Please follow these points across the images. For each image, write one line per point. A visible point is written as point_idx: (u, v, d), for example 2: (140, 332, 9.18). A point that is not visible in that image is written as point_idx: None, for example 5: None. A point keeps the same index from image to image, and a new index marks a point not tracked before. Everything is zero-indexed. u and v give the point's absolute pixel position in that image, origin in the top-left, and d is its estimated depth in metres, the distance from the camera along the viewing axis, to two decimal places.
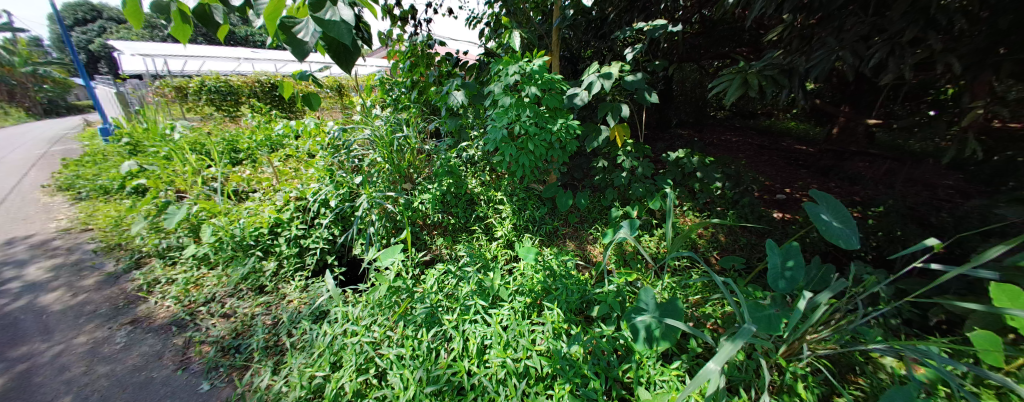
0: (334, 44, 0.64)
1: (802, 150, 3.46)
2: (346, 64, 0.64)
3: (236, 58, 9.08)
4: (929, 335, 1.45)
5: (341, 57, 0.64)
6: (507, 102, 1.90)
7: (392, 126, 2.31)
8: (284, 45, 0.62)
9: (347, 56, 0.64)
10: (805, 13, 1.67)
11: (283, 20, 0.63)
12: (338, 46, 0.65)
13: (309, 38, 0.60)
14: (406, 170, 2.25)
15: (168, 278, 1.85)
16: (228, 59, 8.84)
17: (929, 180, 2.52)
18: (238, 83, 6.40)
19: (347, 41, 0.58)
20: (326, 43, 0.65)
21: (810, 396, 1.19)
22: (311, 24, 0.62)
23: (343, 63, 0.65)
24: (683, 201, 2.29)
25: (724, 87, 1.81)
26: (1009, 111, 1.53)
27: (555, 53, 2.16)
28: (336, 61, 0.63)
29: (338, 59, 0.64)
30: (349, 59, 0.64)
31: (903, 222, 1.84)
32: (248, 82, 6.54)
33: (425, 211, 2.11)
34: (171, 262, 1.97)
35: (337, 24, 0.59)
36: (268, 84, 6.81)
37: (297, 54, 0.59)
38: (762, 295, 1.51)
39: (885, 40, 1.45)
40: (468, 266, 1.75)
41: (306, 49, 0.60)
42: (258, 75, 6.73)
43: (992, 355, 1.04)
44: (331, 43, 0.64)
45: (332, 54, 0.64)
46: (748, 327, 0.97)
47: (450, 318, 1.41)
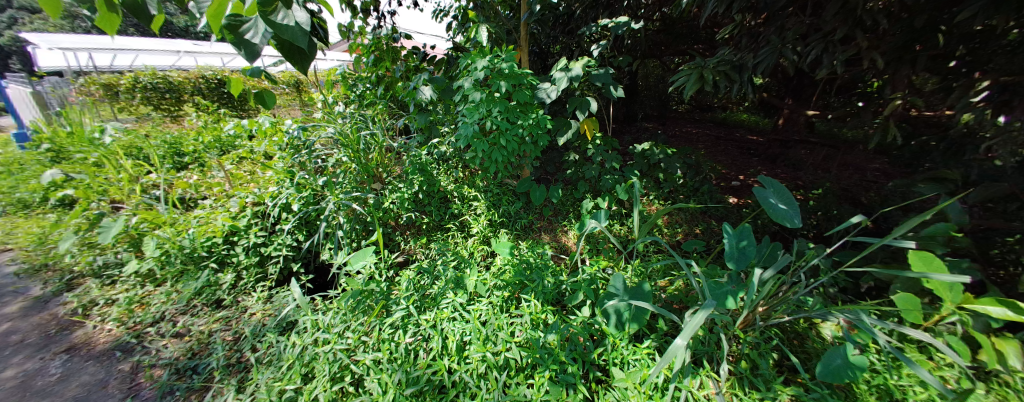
0: (283, 42, 0.65)
1: (753, 140, 3.75)
2: (297, 63, 0.67)
3: (175, 51, 8.21)
4: (861, 300, 1.65)
5: (295, 58, 0.65)
6: (477, 98, 1.89)
7: (357, 124, 2.23)
8: (229, 44, 0.58)
9: (301, 57, 0.67)
10: (752, 13, 1.80)
11: (228, 19, 0.59)
12: (288, 44, 0.66)
13: (258, 38, 0.59)
14: (374, 169, 2.17)
15: (107, 299, 1.65)
16: (166, 53, 8.00)
17: (858, 165, 2.82)
18: (178, 79, 5.76)
19: (303, 45, 0.59)
20: (274, 41, 0.65)
21: (763, 362, 1.32)
22: (260, 22, 0.60)
23: (297, 61, 0.66)
24: (649, 191, 2.40)
25: (683, 82, 1.92)
26: (922, 101, 1.75)
27: (523, 48, 2.17)
28: (289, 61, 0.65)
29: (293, 60, 0.66)
30: (305, 63, 0.67)
31: (838, 202, 2.07)
32: (189, 78, 5.91)
33: (396, 212, 2.06)
34: (110, 281, 1.76)
35: (291, 28, 0.59)
36: (214, 80, 6.21)
37: (249, 56, 0.57)
38: (721, 274, 1.64)
39: (821, 38, 1.58)
40: (443, 265, 1.73)
41: (260, 52, 0.59)
42: (202, 70, 6.09)
43: (914, 314, 1.20)
44: (281, 42, 0.65)
45: (284, 52, 0.65)
46: (710, 303, 1.09)
47: (427, 318, 1.39)
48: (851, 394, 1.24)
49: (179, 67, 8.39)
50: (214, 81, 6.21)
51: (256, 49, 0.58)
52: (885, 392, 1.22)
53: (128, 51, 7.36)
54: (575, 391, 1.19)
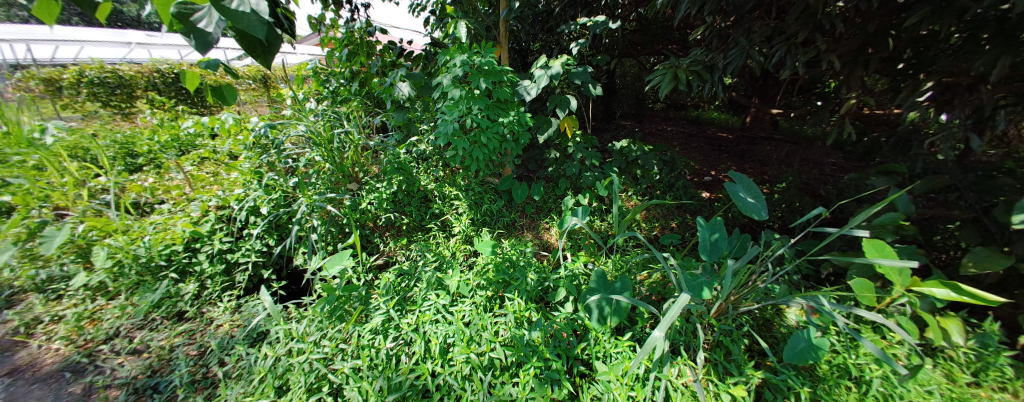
0: (243, 35, 0.60)
1: (724, 137, 3.92)
2: (258, 57, 0.61)
3: (125, 43, 7.52)
4: (822, 286, 1.77)
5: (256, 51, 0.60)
6: (457, 95, 1.86)
7: (330, 122, 2.14)
8: (178, 34, 0.52)
9: (264, 51, 0.61)
10: (722, 16, 1.87)
11: (177, 7, 0.53)
12: (248, 38, 0.61)
13: (213, 28, 0.54)
14: (349, 168, 2.08)
15: (52, 315, 1.49)
16: (114, 45, 7.33)
17: (817, 160, 3.02)
18: (129, 73, 4.77)
19: (260, 34, 0.54)
20: (233, 34, 0.60)
21: (736, 348, 1.39)
22: (216, 12, 0.55)
23: (260, 56, 0.61)
24: (628, 187, 2.46)
25: (659, 81, 1.97)
26: (872, 100, 1.89)
27: (503, 45, 2.15)
28: (249, 54, 0.59)
29: (254, 54, 0.59)
30: (268, 57, 0.61)
31: (799, 195, 2.21)
32: (142, 72, 4.90)
33: (374, 213, 2.00)
34: (56, 296, 1.58)
35: (247, 15, 0.54)
36: (170, 74, 5.18)
37: (199, 45, 0.51)
38: (696, 266, 1.71)
39: (784, 41, 1.68)
40: (425, 267, 1.69)
41: (212, 44, 0.52)
42: (156, 64, 5.16)
43: (868, 297, 1.30)
44: (240, 35, 0.60)
45: (244, 46, 0.59)
46: (686, 295, 1.14)
47: (409, 321, 1.36)
48: (814, 374, 1.33)
49: (130, 61, 7.23)
50: (171, 75, 5.22)
51: (208, 39, 0.52)
52: (843, 370, 1.32)
53: (69, 41, 6.69)
54: (560, 387, 1.20)
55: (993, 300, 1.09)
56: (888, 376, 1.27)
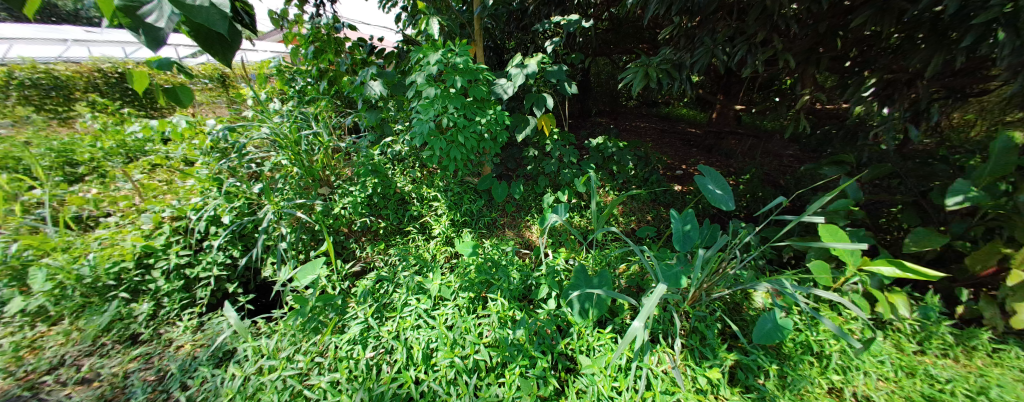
0: (198, 31, 0.55)
1: (692, 133, 4.10)
2: (217, 54, 0.57)
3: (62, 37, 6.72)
4: (785, 269, 1.90)
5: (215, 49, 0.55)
6: (431, 94, 1.82)
7: (297, 123, 2.02)
8: (124, 30, 0.47)
9: (223, 48, 0.57)
10: (688, 16, 1.95)
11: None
12: (204, 33, 0.55)
13: (165, 22, 0.48)
14: (320, 172, 1.99)
15: None
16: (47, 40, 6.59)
17: (776, 152, 3.23)
18: (65, 73, 3.50)
19: (222, 31, 0.50)
20: (186, 28, 0.54)
21: (710, 332, 1.46)
22: (166, 4, 0.49)
23: (219, 55, 0.56)
24: (605, 183, 2.51)
25: (631, 79, 2.03)
26: (824, 96, 2.04)
27: (478, 43, 2.12)
28: (205, 51, 0.55)
29: (211, 51, 0.56)
30: (227, 53, 0.57)
31: (762, 185, 2.36)
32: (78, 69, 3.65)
33: (349, 217, 1.92)
34: None
35: (206, 11, 0.49)
36: (116, 74, 3.81)
37: (150, 42, 0.45)
38: (671, 256, 1.78)
39: (745, 40, 1.77)
40: (405, 272, 1.64)
41: (163, 39, 0.47)
42: (95, 62, 3.75)
43: (825, 278, 1.40)
44: (195, 30, 0.55)
45: (200, 42, 0.55)
46: (661, 287, 1.18)
47: (389, 329, 1.31)
48: (781, 353, 1.42)
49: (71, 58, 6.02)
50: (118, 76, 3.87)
51: (160, 35, 0.46)
52: (805, 346, 1.42)
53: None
54: (545, 384, 1.21)
55: (931, 275, 1.22)
56: (844, 349, 1.38)
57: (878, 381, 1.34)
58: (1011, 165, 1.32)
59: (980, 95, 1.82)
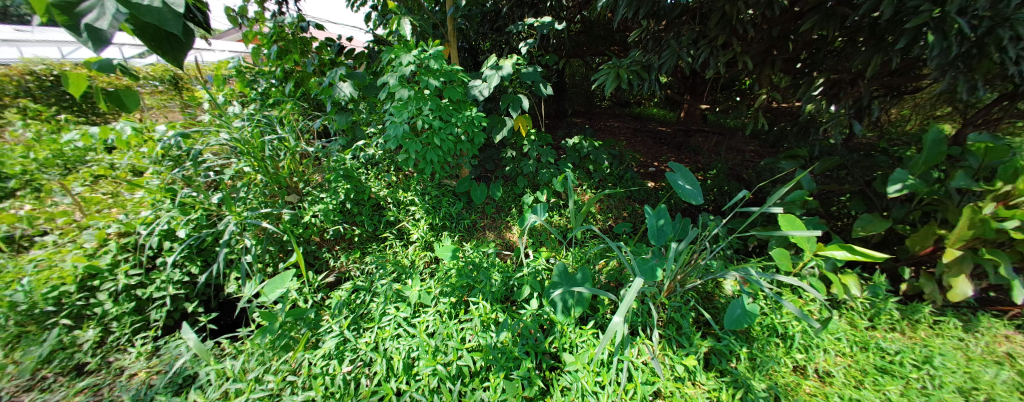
0: (145, 28, 0.50)
1: (662, 131, 4.28)
2: (165, 54, 0.52)
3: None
4: (750, 258, 2.02)
5: (166, 51, 0.51)
6: (405, 95, 1.77)
7: (259, 127, 1.89)
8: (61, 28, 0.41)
9: (175, 49, 0.52)
10: (654, 20, 2.04)
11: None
12: (151, 31, 0.51)
13: (108, 21, 0.42)
14: (286, 179, 1.88)
15: None
16: None
17: (738, 149, 3.44)
18: None
19: (176, 31, 0.45)
20: (131, 24, 0.49)
21: (684, 322, 1.52)
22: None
23: (167, 54, 0.52)
24: (582, 182, 2.56)
25: (604, 80, 2.08)
26: (778, 95, 2.20)
27: (452, 44, 2.10)
28: (154, 51, 0.50)
29: (160, 51, 0.51)
30: (179, 54, 0.52)
31: (726, 180, 2.50)
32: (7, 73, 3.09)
33: (320, 226, 1.83)
34: None
35: (159, 9, 0.44)
36: (50, 77, 3.26)
37: (92, 41, 0.40)
38: (646, 251, 1.83)
39: (708, 44, 1.87)
40: (382, 280, 1.58)
41: (109, 39, 0.41)
42: (27, 63, 3.20)
43: (785, 264, 1.51)
44: (142, 27, 0.50)
45: (147, 41, 0.50)
46: (638, 280, 1.22)
47: (367, 340, 1.26)
48: (750, 336, 1.51)
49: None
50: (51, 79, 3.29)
51: (105, 34, 0.41)
52: (772, 329, 1.52)
53: None
54: (530, 384, 1.20)
55: (876, 256, 1.34)
56: (805, 329, 1.49)
57: (836, 357, 1.45)
58: (940, 155, 1.48)
59: (910, 93, 2.03)
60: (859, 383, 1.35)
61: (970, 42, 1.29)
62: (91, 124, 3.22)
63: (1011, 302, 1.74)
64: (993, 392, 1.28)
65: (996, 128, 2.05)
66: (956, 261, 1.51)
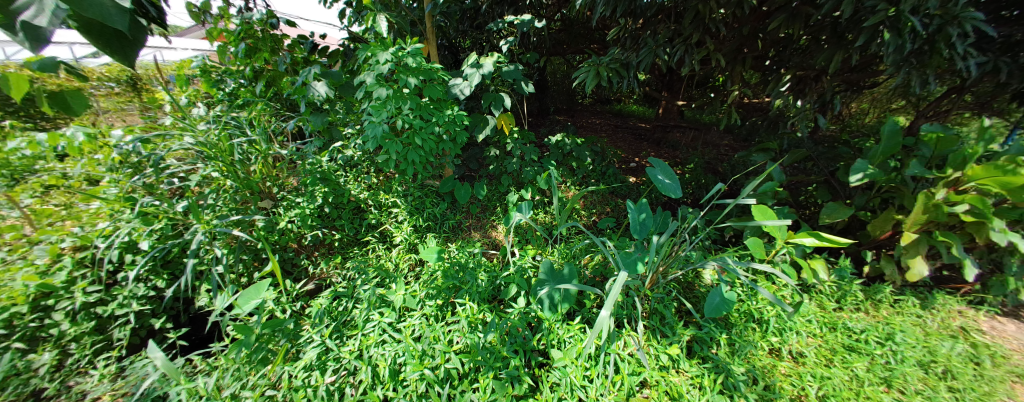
0: (91, 26, 0.38)
1: (642, 128, 4.38)
2: (111, 51, 0.37)
3: None
4: (727, 248, 2.10)
5: (114, 49, 0.38)
6: (383, 94, 1.71)
7: (228, 130, 1.79)
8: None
9: (124, 49, 0.39)
10: (632, 19, 2.07)
11: None
12: (100, 30, 0.38)
13: (48, 16, 0.35)
14: (258, 183, 1.79)
15: None
16: None
17: (714, 143, 3.56)
18: None
19: (120, 23, 0.33)
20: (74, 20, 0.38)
21: (667, 312, 1.57)
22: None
23: (117, 54, 0.38)
24: (566, 179, 2.58)
25: (583, 77, 2.11)
26: (749, 91, 2.29)
27: (431, 42, 2.06)
28: (96, 46, 0.35)
29: (107, 50, 0.37)
30: (131, 52, 0.39)
31: (703, 173, 2.59)
32: None
33: (298, 231, 1.76)
34: None
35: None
36: None
37: (27, 41, 0.33)
38: (629, 245, 1.87)
39: (683, 42, 1.92)
40: (365, 285, 1.53)
41: (49, 39, 0.34)
42: None
43: (759, 252, 1.57)
44: (88, 25, 0.38)
45: (91, 38, 0.37)
46: (623, 274, 1.24)
47: (350, 349, 1.22)
48: (728, 323, 1.57)
49: None
50: None
51: (41, 32, 0.34)
52: (748, 315, 1.59)
53: None
54: (519, 383, 1.19)
55: (840, 242, 1.42)
56: (779, 313, 1.56)
57: (808, 338, 1.53)
58: (896, 145, 1.59)
59: (868, 88, 2.17)
60: (828, 361, 1.43)
61: (920, 39, 1.39)
62: (39, 131, 2.84)
63: (961, 278, 1.89)
64: (948, 363, 1.41)
65: (942, 119, 2.23)
66: (913, 243, 1.63)
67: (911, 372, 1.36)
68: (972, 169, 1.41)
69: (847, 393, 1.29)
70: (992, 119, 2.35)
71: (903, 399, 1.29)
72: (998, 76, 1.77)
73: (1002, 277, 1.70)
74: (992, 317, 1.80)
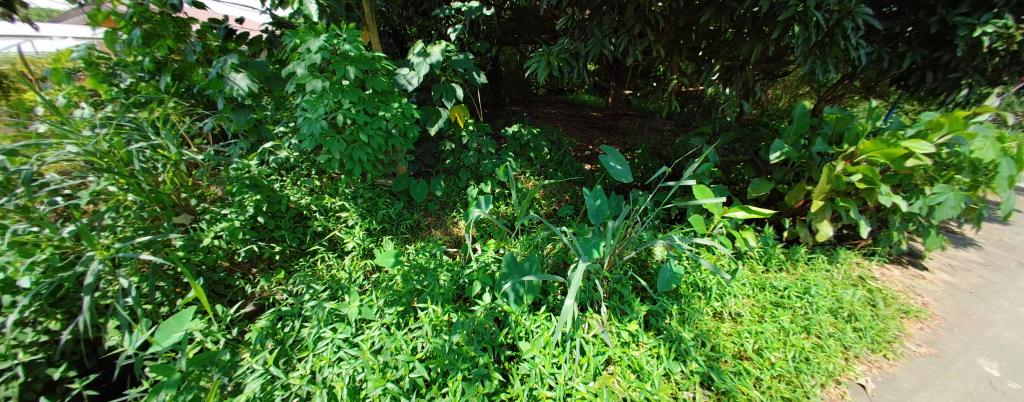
0: None
1: (594, 116, 4.54)
2: None
3: None
4: (673, 225, 2.27)
5: None
6: (319, 87, 1.54)
7: (123, 133, 1.49)
8: None
9: None
10: (578, 8, 2.11)
11: None
12: None
13: None
14: (169, 195, 1.53)
15: None
16: None
17: (658, 128, 3.81)
18: None
19: None
20: None
21: (625, 291, 1.65)
22: None
23: None
24: (525, 169, 2.58)
25: (535, 68, 2.10)
26: (686, 79, 2.47)
27: (372, 29, 1.91)
28: None
29: None
30: None
31: (649, 158, 2.76)
32: None
33: (228, 246, 1.54)
34: None
35: None
36: None
37: None
38: (588, 230, 1.92)
39: (627, 32, 2.00)
40: (314, 300, 1.40)
41: None
42: None
43: (701, 227, 1.71)
44: None
45: None
46: (583, 261, 1.26)
47: (300, 373, 1.10)
48: (678, 294, 1.70)
49: None
50: None
51: None
52: (694, 285, 1.73)
53: None
54: (490, 380, 1.17)
55: (765, 213, 1.60)
56: (719, 280, 1.72)
57: (744, 300, 1.71)
58: (804, 126, 1.82)
59: (782, 75, 2.45)
60: (760, 317, 1.62)
61: (824, 31, 1.58)
62: None
63: (857, 235, 2.24)
64: (852, 308, 1.67)
65: (838, 101, 2.60)
66: (820, 209, 1.89)
67: (824, 319, 1.60)
68: (863, 144, 1.66)
69: (777, 343, 1.46)
70: (876, 100, 2.80)
71: (820, 343, 1.50)
72: (880, 64, 2.10)
73: (887, 231, 2.04)
74: (879, 265, 2.17)
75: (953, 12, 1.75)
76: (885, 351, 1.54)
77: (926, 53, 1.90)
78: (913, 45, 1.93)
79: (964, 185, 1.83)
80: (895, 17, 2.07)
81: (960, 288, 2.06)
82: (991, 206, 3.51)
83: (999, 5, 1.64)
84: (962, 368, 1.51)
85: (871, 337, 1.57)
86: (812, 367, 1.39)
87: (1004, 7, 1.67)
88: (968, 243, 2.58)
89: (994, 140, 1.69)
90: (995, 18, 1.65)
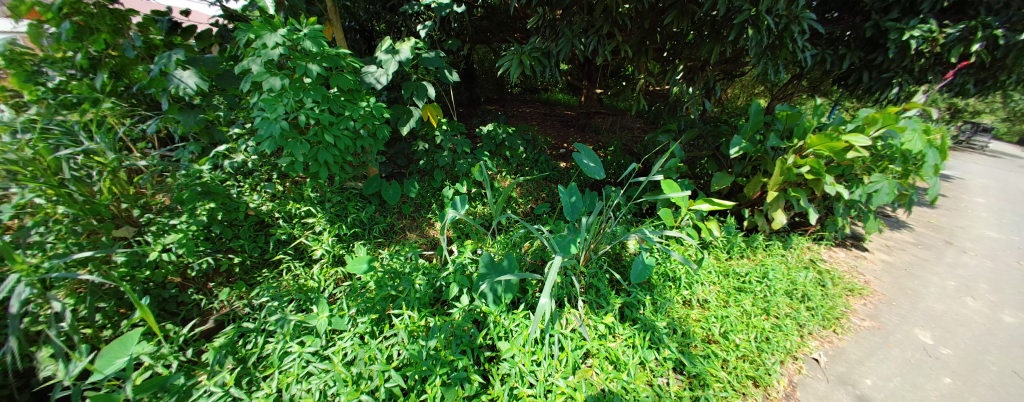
0: None
1: (568, 115, 4.61)
2: None
3: None
4: (644, 219, 2.36)
5: None
6: (277, 85, 1.46)
7: (47, 139, 1.33)
8: None
9: None
10: (549, 7, 2.13)
11: None
12: None
13: None
14: (107, 206, 1.39)
15: None
16: None
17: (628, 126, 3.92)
18: None
19: None
20: None
21: (601, 285, 1.69)
22: None
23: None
24: (501, 168, 2.58)
25: (508, 66, 2.10)
26: (653, 79, 2.56)
27: (336, 25, 1.83)
28: None
29: None
30: None
31: (621, 154, 2.84)
32: None
33: (181, 259, 1.43)
34: None
35: None
36: None
37: None
38: (564, 227, 1.95)
39: (596, 32, 2.04)
40: (279, 314, 1.33)
41: None
42: None
43: (670, 221, 1.78)
44: None
45: None
46: (558, 258, 1.27)
47: (265, 393, 1.05)
48: (650, 285, 1.76)
49: None
50: None
51: None
52: (664, 275, 1.80)
53: None
54: (469, 383, 1.16)
55: (726, 204, 1.69)
56: (687, 270, 1.81)
57: (710, 287, 1.81)
58: (759, 122, 1.94)
59: (740, 74, 2.59)
60: (725, 302, 1.72)
61: (775, 34, 1.70)
62: None
63: (807, 222, 2.43)
64: (805, 289, 1.82)
65: (790, 99, 2.80)
66: (775, 199, 2.03)
67: (781, 301, 1.73)
68: (811, 138, 1.79)
69: (740, 326, 1.56)
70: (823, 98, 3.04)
71: (778, 322, 1.62)
72: (825, 64, 2.28)
73: (833, 218, 2.22)
74: (828, 248, 2.37)
75: (886, 17, 1.93)
76: (834, 327, 1.69)
77: (863, 54, 2.08)
78: (853, 47, 2.12)
79: (897, 173, 2.03)
80: (837, 21, 2.26)
81: (896, 266, 2.29)
82: (919, 192, 3.92)
83: (923, 11, 1.83)
84: (899, 338, 1.67)
85: (822, 315, 1.72)
86: (771, 346, 1.50)
87: (927, 13, 1.86)
88: (901, 226, 2.87)
89: (920, 133, 1.88)
90: (921, 23, 1.84)
